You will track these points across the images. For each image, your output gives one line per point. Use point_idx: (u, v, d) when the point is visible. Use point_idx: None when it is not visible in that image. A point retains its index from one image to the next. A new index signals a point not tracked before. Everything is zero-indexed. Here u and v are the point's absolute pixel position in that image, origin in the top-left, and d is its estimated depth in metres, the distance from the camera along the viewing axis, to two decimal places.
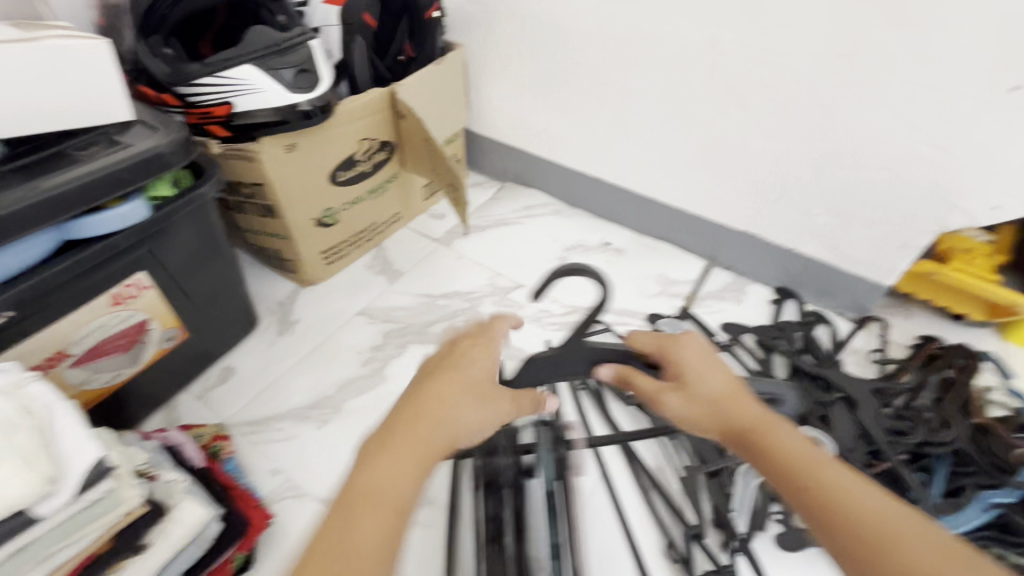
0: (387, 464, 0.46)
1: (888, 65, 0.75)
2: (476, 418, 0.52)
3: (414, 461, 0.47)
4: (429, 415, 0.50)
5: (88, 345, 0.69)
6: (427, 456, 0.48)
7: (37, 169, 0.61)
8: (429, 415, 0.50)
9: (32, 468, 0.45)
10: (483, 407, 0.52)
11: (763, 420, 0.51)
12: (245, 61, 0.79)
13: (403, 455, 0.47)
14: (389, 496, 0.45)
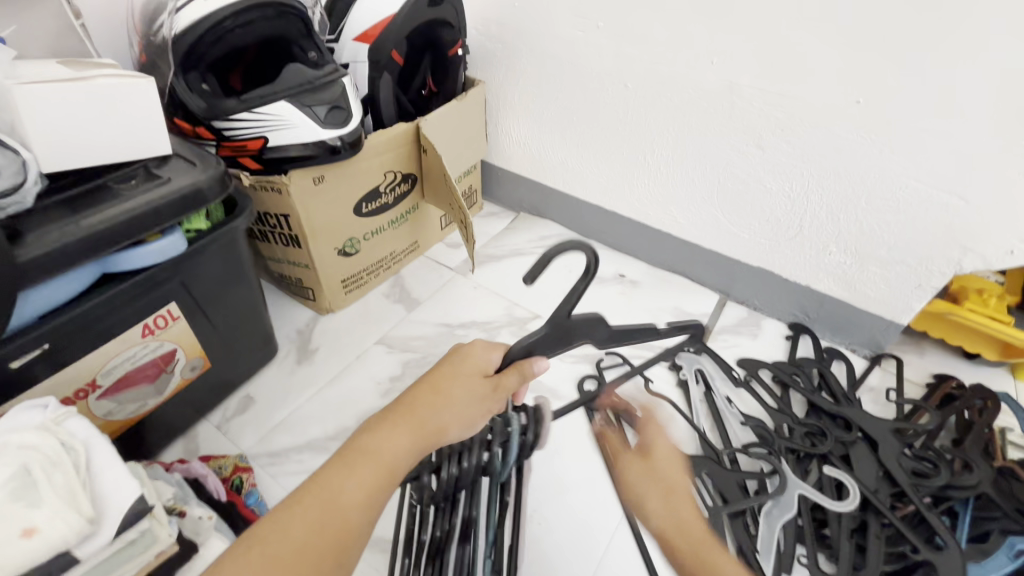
0: (356, 474, 0.45)
1: (904, 113, 0.78)
2: (467, 421, 0.51)
3: (383, 474, 0.46)
4: (423, 417, 0.49)
5: (116, 376, 0.69)
6: (395, 473, 0.46)
7: (79, 203, 0.62)
8: (422, 416, 0.49)
9: (74, 508, 0.45)
10: (475, 410, 0.51)
11: (695, 529, 0.53)
12: (281, 98, 0.82)
13: (376, 467, 0.46)
14: (344, 515, 0.44)
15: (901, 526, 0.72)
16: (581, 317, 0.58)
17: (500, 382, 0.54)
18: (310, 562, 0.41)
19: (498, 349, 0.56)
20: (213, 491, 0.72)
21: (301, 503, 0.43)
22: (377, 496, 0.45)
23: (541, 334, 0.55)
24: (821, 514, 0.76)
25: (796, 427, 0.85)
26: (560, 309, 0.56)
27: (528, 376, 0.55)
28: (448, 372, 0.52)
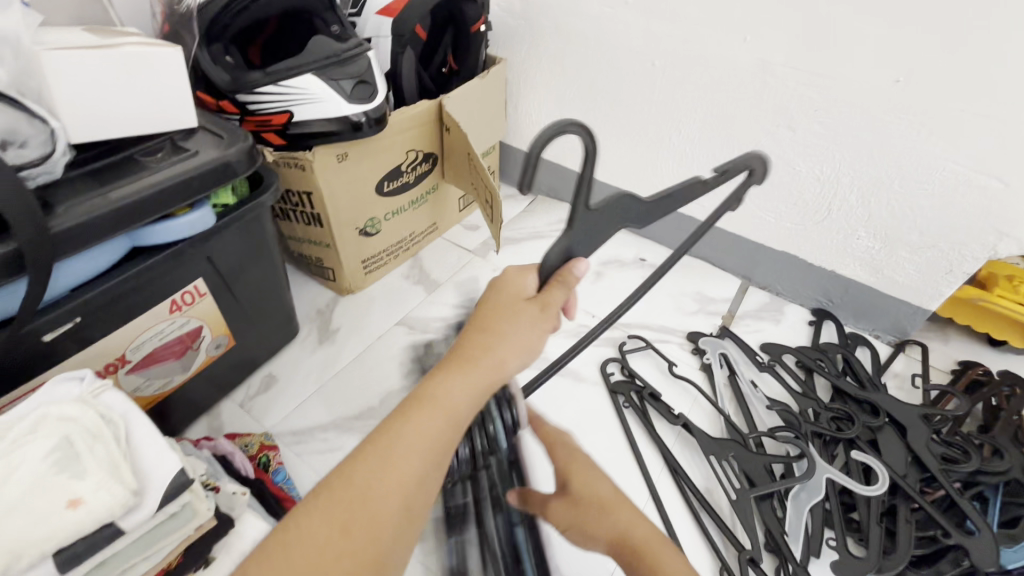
0: (414, 423, 0.42)
1: (946, 93, 0.75)
2: (525, 352, 0.48)
3: (442, 419, 0.43)
4: (474, 359, 0.46)
5: (145, 352, 0.69)
6: (457, 417, 0.44)
7: (109, 175, 0.61)
8: (475, 358, 0.46)
9: (116, 479, 0.44)
10: (529, 338, 0.48)
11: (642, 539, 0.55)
12: (307, 71, 0.80)
13: (434, 413, 0.43)
14: (409, 462, 0.41)
15: (931, 509, 0.71)
16: (605, 202, 0.51)
17: (546, 300, 0.50)
18: (381, 512, 0.39)
19: (533, 269, 0.52)
20: (241, 468, 0.72)
21: (364, 453, 0.41)
22: (440, 443, 0.42)
23: (569, 237, 0.51)
24: (849, 498, 0.76)
25: (823, 412, 0.84)
26: (578, 204, 0.49)
27: (573, 285, 0.51)
28: (494, 310, 0.49)
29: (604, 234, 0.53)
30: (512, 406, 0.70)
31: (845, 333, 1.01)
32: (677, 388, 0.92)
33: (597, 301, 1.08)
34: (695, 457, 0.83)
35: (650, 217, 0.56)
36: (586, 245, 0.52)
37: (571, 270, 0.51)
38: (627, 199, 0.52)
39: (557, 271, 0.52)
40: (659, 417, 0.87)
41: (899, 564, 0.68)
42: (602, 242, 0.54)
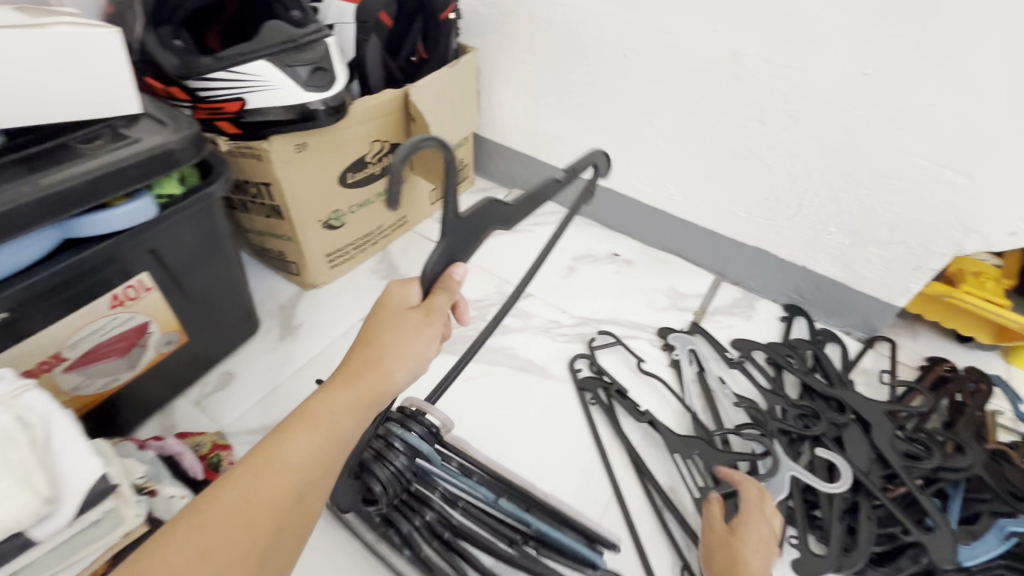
0: (293, 438, 0.44)
1: (914, 88, 0.74)
2: (411, 360, 0.50)
3: (320, 435, 0.45)
4: (354, 378, 0.47)
5: (84, 349, 0.66)
6: (337, 434, 0.45)
7: (38, 162, 0.57)
8: (356, 377, 0.47)
9: (29, 487, 0.42)
10: (418, 348, 0.50)
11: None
12: (259, 57, 0.77)
13: (314, 429, 0.45)
14: (284, 478, 0.42)
15: (891, 505, 0.71)
16: (476, 209, 0.53)
17: (430, 307, 0.52)
18: (254, 526, 0.40)
19: (414, 282, 0.54)
20: (190, 469, 0.69)
21: (239, 472, 0.42)
22: (318, 456, 0.44)
23: (444, 244, 0.51)
24: (812, 495, 0.75)
25: (789, 410, 0.83)
26: (449, 214, 0.50)
27: (455, 289, 0.53)
28: (373, 330, 0.51)
29: (482, 234, 0.55)
30: (419, 416, 0.68)
31: (815, 329, 1.01)
32: (646, 384, 0.91)
33: (568, 297, 1.06)
34: (661, 455, 0.82)
35: (519, 217, 0.58)
36: (465, 247, 0.54)
37: (449, 275, 0.53)
38: (495, 203, 0.54)
39: (437, 278, 0.53)
40: (626, 415, 0.86)
41: (857, 562, 0.68)
42: (478, 245, 0.55)
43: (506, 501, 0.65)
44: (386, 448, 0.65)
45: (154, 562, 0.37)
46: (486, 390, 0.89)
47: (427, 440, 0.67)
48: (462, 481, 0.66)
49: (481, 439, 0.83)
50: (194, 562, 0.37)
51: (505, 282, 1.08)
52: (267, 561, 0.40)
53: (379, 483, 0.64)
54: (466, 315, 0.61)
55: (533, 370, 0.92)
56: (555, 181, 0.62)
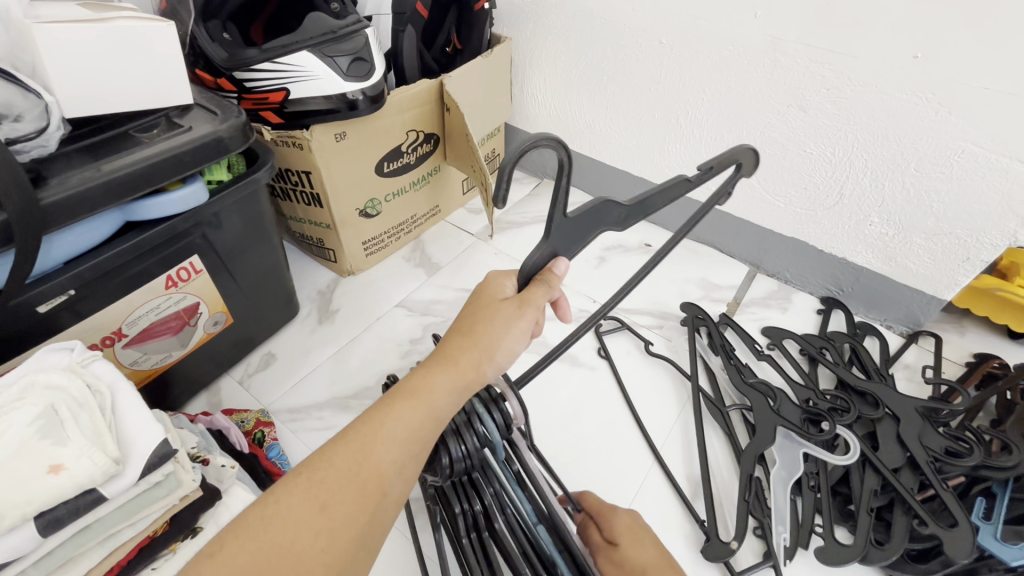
0: (393, 415, 0.45)
1: (967, 69, 0.71)
2: (507, 350, 0.51)
3: (421, 413, 0.45)
4: (455, 357, 0.49)
5: (141, 326, 0.70)
6: (438, 413, 0.46)
7: (102, 149, 0.61)
8: (457, 356, 0.49)
9: (98, 448, 0.46)
10: (513, 338, 0.51)
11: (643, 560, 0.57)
12: (302, 48, 0.80)
13: (414, 405, 0.46)
14: (384, 453, 0.43)
15: (921, 509, 0.68)
16: (585, 210, 0.50)
17: (525, 299, 0.52)
18: (360, 498, 0.41)
19: (513, 275, 0.55)
20: (235, 443, 0.72)
21: (345, 441, 0.43)
22: (417, 434, 0.45)
23: (549, 241, 0.50)
24: (846, 488, 0.74)
25: (821, 403, 0.81)
26: (555, 215, 0.48)
27: (554, 284, 0.53)
28: (475, 312, 0.52)
29: (590, 232, 0.53)
30: (501, 402, 0.61)
31: (854, 322, 0.98)
32: (655, 367, 0.92)
33: (598, 286, 1.06)
34: (687, 446, 0.82)
35: (630, 218, 0.56)
36: (569, 245, 0.53)
37: (551, 269, 0.52)
38: (603, 203, 0.52)
39: (537, 271, 0.53)
40: (652, 404, 0.87)
41: (888, 556, 0.67)
42: (586, 243, 0.54)
43: (543, 528, 0.60)
44: (465, 427, 0.59)
45: (266, 523, 0.38)
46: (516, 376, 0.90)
47: (501, 430, 0.61)
48: (517, 490, 0.62)
49: None
50: (301, 527, 0.38)
51: None
52: (371, 532, 0.41)
53: (448, 458, 0.58)
54: (567, 313, 0.63)
55: (563, 357, 0.93)
56: (678, 184, 0.58)
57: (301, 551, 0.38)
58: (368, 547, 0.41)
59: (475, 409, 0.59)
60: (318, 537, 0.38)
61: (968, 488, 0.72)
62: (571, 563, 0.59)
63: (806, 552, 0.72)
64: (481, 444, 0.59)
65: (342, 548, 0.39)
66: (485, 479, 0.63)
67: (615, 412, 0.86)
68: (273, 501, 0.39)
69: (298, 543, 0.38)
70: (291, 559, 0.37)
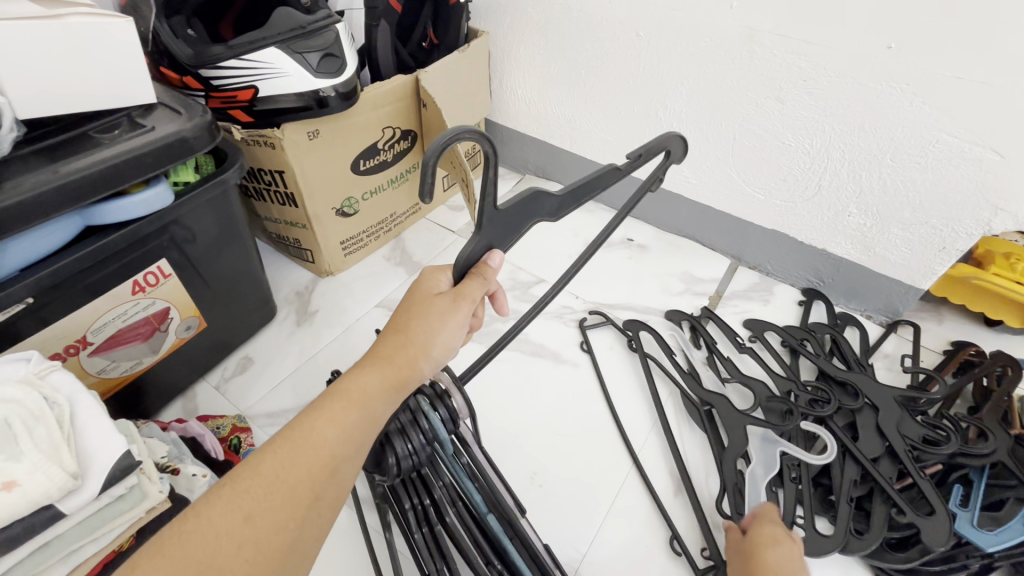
0: (326, 417, 0.43)
1: (940, 58, 0.71)
2: (445, 345, 0.50)
3: (355, 412, 0.44)
4: (391, 355, 0.47)
5: (108, 333, 0.68)
6: (373, 412, 0.45)
7: (59, 152, 0.59)
8: (393, 354, 0.47)
9: (55, 464, 0.45)
10: (449, 333, 0.50)
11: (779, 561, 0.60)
12: (270, 44, 0.78)
13: (347, 405, 0.44)
14: (316, 456, 0.41)
15: (899, 498, 0.68)
16: (517, 201, 0.51)
17: (460, 293, 0.51)
18: (289, 504, 0.39)
19: (447, 269, 0.53)
20: (211, 450, 0.71)
21: (273, 446, 0.41)
22: (351, 434, 0.43)
23: (481, 235, 0.51)
24: (827, 479, 0.74)
25: (801, 394, 0.82)
26: (486, 207, 0.49)
27: (490, 277, 0.53)
28: (409, 309, 0.50)
29: (523, 225, 0.54)
30: (446, 397, 0.60)
31: (834, 313, 0.98)
32: (637, 363, 0.91)
33: (581, 282, 1.05)
34: (670, 441, 0.82)
35: (563, 209, 0.56)
36: (505, 237, 0.53)
37: (486, 262, 0.53)
38: (533, 196, 0.52)
39: (472, 265, 0.53)
40: (634, 400, 0.87)
41: (866, 546, 0.67)
42: (519, 236, 0.54)
43: (494, 517, 0.60)
44: (410, 425, 0.57)
45: (185, 536, 0.36)
46: (498, 375, 0.89)
47: (448, 426, 0.60)
48: (468, 481, 0.61)
49: (494, 424, 0.83)
50: (224, 540, 0.36)
51: (518, 268, 1.07)
52: (302, 540, 0.39)
53: (394, 456, 0.56)
54: (504, 307, 0.62)
55: (545, 355, 0.92)
56: (612, 171, 0.58)
57: (222, 566, 0.35)
58: (299, 555, 0.39)
59: (419, 404, 0.58)
60: (241, 548, 0.36)
61: (946, 476, 0.73)
62: (525, 554, 0.59)
63: None
64: (425, 440, 0.58)
65: (270, 558, 0.37)
66: (435, 473, 0.61)
67: (597, 409, 0.85)
68: (195, 514, 0.37)
69: (220, 557, 0.35)
70: (211, 574, 0.35)
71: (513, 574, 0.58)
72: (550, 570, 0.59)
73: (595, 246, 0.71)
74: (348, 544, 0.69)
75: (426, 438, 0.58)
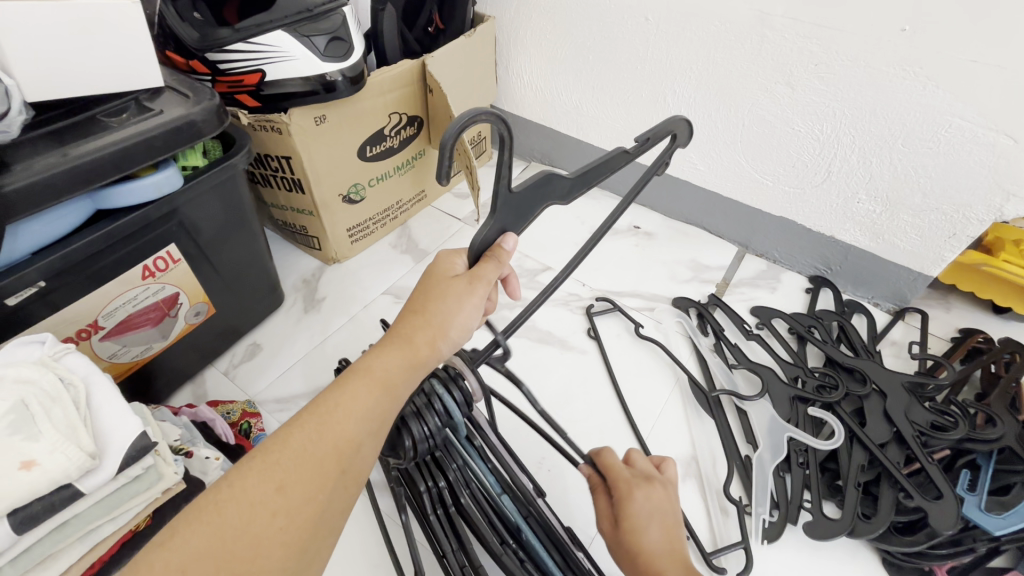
0: (350, 394, 0.43)
1: (955, 41, 0.70)
2: (462, 325, 0.50)
3: (378, 389, 0.44)
4: (411, 335, 0.47)
5: (118, 318, 0.68)
6: (394, 390, 0.45)
7: (68, 135, 0.58)
8: (413, 333, 0.47)
9: (73, 444, 0.45)
10: (467, 314, 0.50)
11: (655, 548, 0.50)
12: (277, 27, 0.77)
13: (371, 382, 0.44)
14: (342, 431, 0.41)
15: (907, 482, 0.69)
16: (530, 183, 0.50)
17: (475, 275, 0.51)
18: (318, 477, 0.39)
19: (461, 253, 0.53)
20: (221, 435, 0.72)
21: (300, 421, 0.41)
22: (374, 410, 0.43)
23: (495, 218, 0.50)
24: (834, 464, 0.75)
25: (810, 380, 0.82)
26: (500, 189, 0.48)
27: (505, 260, 0.52)
28: (427, 290, 0.50)
29: (534, 209, 0.53)
30: (461, 379, 0.60)
31: (842, 300, 0.98)
32: (644, 350, 0.92)
33: (589, 270, 1.05)
34: (676, 427, 0.82)
35: (575, 192, 0.56)
36: (517, 221, 0.53)
37: (499, 244, 0.52)
38: (547, 179, 0.52)
39: (484, 248, 0.52)
40: (640, 386, 0.87)
41: (875, 528, 0.68)
42: (533, 219, 0.54)
43: (509, 498, 0.60)
44: (425, 407, 0.58)
45: (220, 506, 0.36)
46: (506, 362, 0.89)
47: (464, 408, 0.59)
48: (481, 462, 0.61)
49: (502, 410, 0.83)
50: (256, 509, 0.37)
51: (525, 256, 1.07)
52: (331, 510, 0.40)
53: (411, 438, 0.57)
54: (516, 290, 0.62)
55: (552, 342, 0.92)
56: (622, 156, 0.57)
57: (257, 534, 0.36)
58: (328, 526, 0.39)
59: (434, 385, 0.58)
60: (274, 517, 0.37)
61: (955, 462, 0.73)
62: (541, 534, 0.59)
63: (795, 528, 0.73)
64: (441, 421, 0.58)
65: (301, 528, 0.38)
66: (449, 456, 0.61)
67: (604, 395, 0.85)
68: (227, 485, 0.38)
69: (253, 526, 0.36)
70: (245, 541, 0.36)
71: (528, 554, 0.58)
72: (563, 551, 0.58)
73: (603, 227, 0.70)
74: (359, 527, 0.70)
75: (441, 420, 0.58)
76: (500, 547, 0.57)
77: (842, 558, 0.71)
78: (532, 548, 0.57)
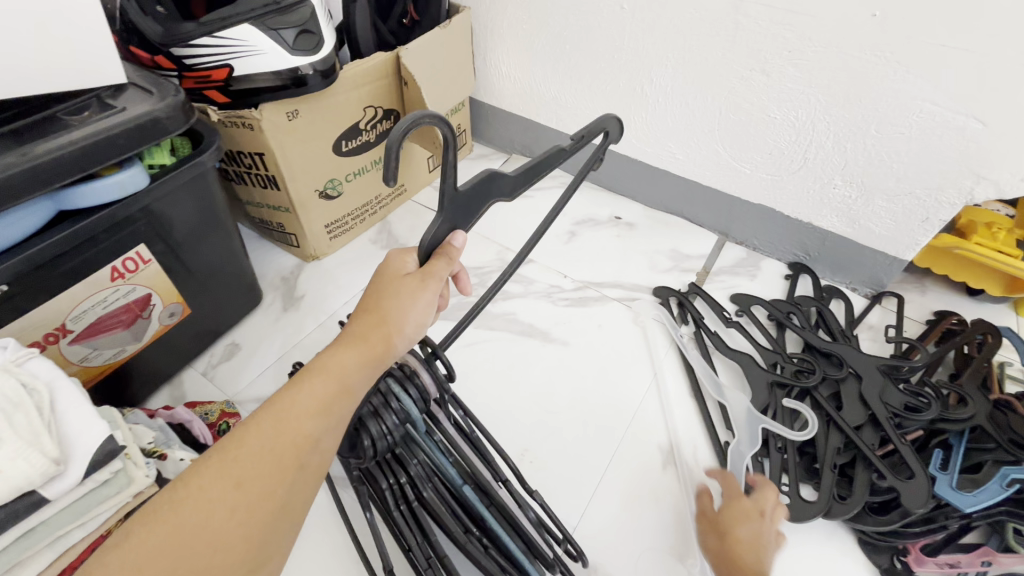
0: (307, 392, 0.43)
1: (923, 27, 0.70)
2: (417, 322, 0.49)
3: (334, 386, 0.44)
4: (367, 332, 0.47)
5: (88, 321, 0.67)
6: (352, 388, 0.44)
7: (26, 134, 0.57)
8: (367, 331, 0.47)
9: (38, 452, 0.45)
10: (422, 310, 0.50)
11: None
12: (243, 20, 0.76)
13: (327, 379, 0.44)
14: (299, 428, 0.41)
15: (881, 463, 0.70)
16: (476, 179, 0.50)
17: (429, 272, 0.50)
18: (276, 472, 0.39)
19: (412, 251, 0.52)
20: (199, 436, 0.71)
21: (257, 420, 0.41)
22: (331, 407, 0.43)
23: (445, 214, 0.50)
24: (811, 448, 0.76)
25: (787, 366, 0.83)
26: (447, 185, 0.47)
27: (455, 256, 0.52)
28: (380, 289, 0.49)
29: (482, 203, 0.53)
30: (415, 376, 0.60)
31: (820, 286, 0.99)
32: (624, 340, 0.92)
33: (569, 261, 1.05)
34: (656, 416, 0.83)
35: (522, 187, 0.55)
36: (467, 217, 0.52)
37: (449, 241, 0.52)
38: (495, 173, 0.52)
39: (437, 245, 0.52)
40: (620, 375, 0.87)
41: (849, 510, 0.69)
42: (482, 214, 0.53)
43: (469, 487, 0.60)
44: (382, 406, 0.56)
45: (178, 503, 0.36)
46: (487, 354, 0.89)
47: (420, 403, 0.60)
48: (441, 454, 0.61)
49: (484, 403, 0.83)
50: (215, 506, 0.36)
51: (506, 248, 1.07)
52: (292, 503, 0.40)
53: (369, 438, 0.55)
54: (467, 286, 0.61)
55: (533, 334, 0.92)
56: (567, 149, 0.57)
57: (216, 530, 0.36)
58: (289, 519, 0.39)
59: (389, 381, 0.58)
60: (233, 513, 0.37)
61: (928, 442, 0.74)
62: (502, 519, 0.60)
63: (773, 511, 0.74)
64: (398, 417, 0.57)
65: (262, 522, 0.38)
66: (409, 452, 0.60)
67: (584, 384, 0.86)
68: (183, 485, 0.37)
69: (212, 524, 0.36)
70: (203, 536, 0.35)
71: (493, 541, 0.59)
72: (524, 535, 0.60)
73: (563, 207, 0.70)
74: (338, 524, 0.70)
75: (398, 418, 0.57)
76: (463, 539, 0.57)
77: (817, 539, 0.72)
78: (493, 534, 0.59)
